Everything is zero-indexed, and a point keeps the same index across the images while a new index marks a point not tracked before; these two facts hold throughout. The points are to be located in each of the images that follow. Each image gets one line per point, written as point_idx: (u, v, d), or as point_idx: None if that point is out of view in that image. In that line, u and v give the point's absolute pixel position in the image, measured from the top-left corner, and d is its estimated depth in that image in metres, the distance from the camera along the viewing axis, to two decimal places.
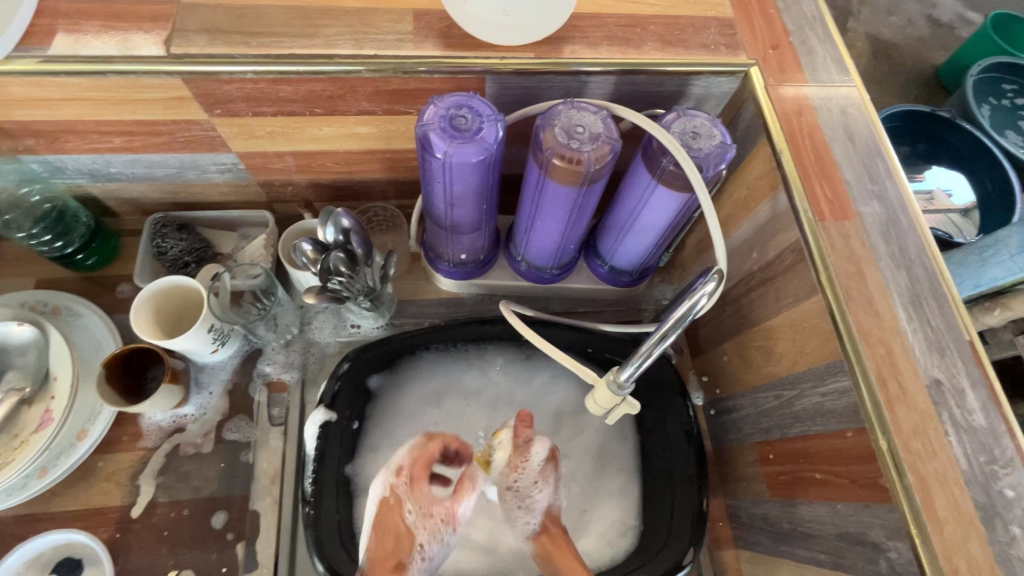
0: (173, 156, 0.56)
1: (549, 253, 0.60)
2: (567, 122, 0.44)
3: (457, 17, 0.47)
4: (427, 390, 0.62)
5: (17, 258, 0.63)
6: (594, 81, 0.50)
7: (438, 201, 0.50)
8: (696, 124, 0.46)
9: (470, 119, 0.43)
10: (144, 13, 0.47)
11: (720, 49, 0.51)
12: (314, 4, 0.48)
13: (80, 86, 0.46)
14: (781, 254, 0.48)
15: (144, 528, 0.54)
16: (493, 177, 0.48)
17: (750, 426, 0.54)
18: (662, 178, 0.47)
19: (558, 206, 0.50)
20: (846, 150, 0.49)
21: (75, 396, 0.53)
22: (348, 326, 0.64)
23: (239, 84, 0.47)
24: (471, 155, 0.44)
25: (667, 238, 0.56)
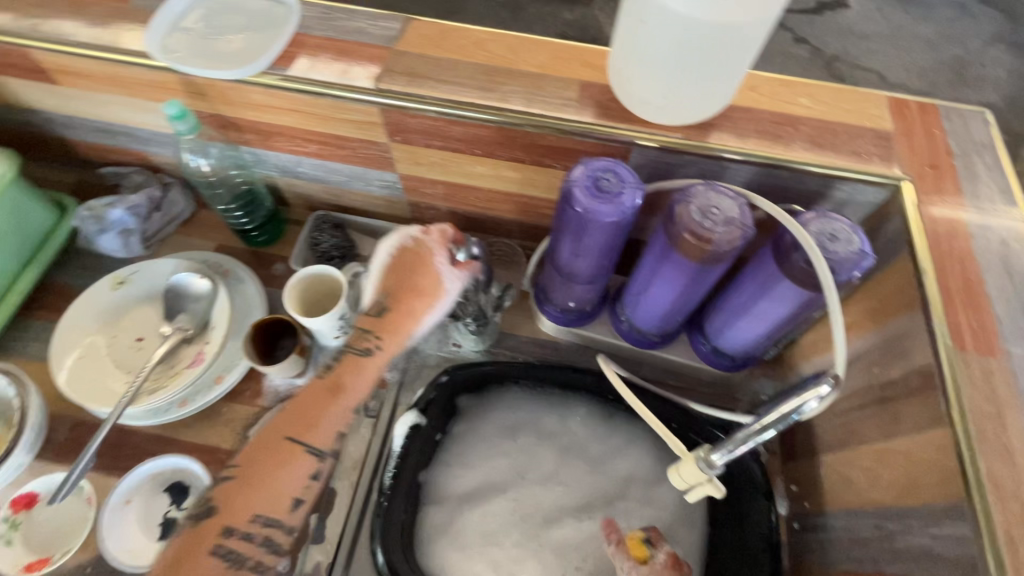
0: (349, 167, 0.66)
1: (652, 319, 0.61)
2: (704, 201, 0.46)
3: (620, 92, 0.52)
4: (508, 421, 0.65)
5: (208, 225, 0.76)
6: (735, 168, 0.52)
7: (563, 251, 0.54)
8: (835, 227, 0.46)
9: (613, 182, 0.47)
10: (364, 51, 0.57)
11: (872, 159, 0.51)
12: (498, 62, 0.56)
13: (303, 101, 0.57)
14: (907, 375, 0.46)
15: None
16: (621, 237, 0.51)
17: (838, 551, 0.50)
18: (789, 273, 0.47)
19: (676, 276, 0.52)
20: (1001, 283, 0.46)
21: (223, 345, 0.63)
22: (451, 342, 0.68)
23: (422, 119, 0.56)
24: (607, 216, 0.47)
25: (780, 330, 0.55)
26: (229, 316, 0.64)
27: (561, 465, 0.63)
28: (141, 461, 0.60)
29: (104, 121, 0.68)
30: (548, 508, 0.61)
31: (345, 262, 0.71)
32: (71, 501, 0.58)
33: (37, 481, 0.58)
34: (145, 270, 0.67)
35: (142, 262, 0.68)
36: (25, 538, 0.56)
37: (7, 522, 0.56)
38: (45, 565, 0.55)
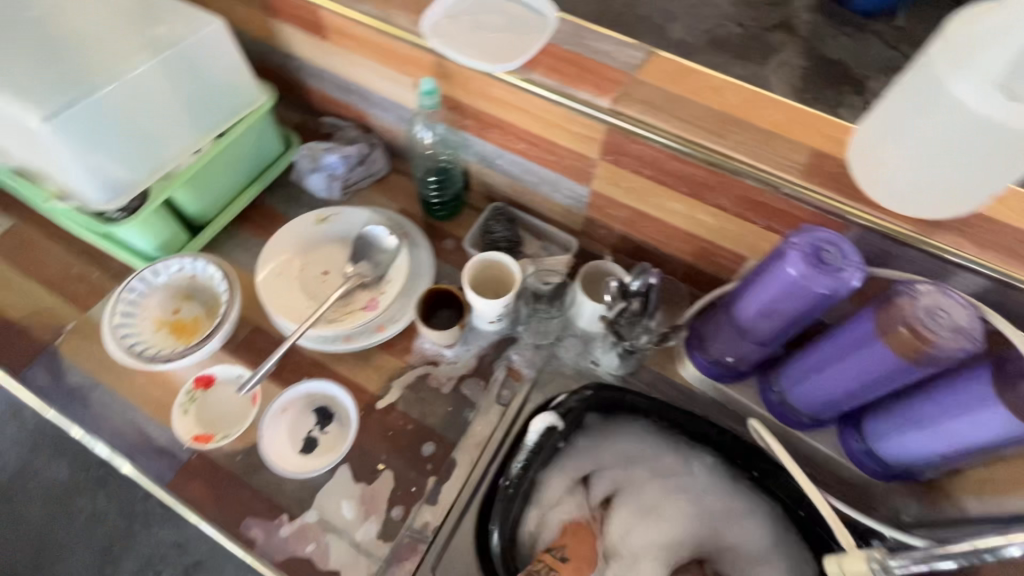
0: (546, 171, 0.70)
1: (809, 399, 0.59)
2: (932, 302, 0.45)
3: (857, 168, 0.52)
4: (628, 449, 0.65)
5: (396, 188, 0.84)
6: (961, 275, 0.50)
7: (751, 307, 0.54)
8: None
9: (837, 256, 0.47)
10: (605, 72, 0.60)
11: None
12: (733, 112, 0.57)
13: (537, 104, 0.61)
14: None
15: (379, 420, 0.66)
16: (820, 311, 0.50)
17: None
18: (1009, 400, 0.44)
19: (867, 365, 0.50)
20: None
21: (392, 299, 0.69)
22: (589, 359, 0.69)
23: (643, 147, 0.58)
24: (824, 292, 0.47)
25: (957, 456, 0.51)
26: (404, 275, 0.70)
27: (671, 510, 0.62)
28: (299, 378, 0.67)
29: (348, 79, 0.77)
30: (649, 547, 0.60)
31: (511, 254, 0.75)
32: (239, 394, 0.66)
33: (219, 367, 0.66)
34: (343, 215, 0.75)
35: (341, 207, 0.76)
36: (199, 413, 0.64)
37: (188, 394, 0.65)
38: (209, 441, 0.62)
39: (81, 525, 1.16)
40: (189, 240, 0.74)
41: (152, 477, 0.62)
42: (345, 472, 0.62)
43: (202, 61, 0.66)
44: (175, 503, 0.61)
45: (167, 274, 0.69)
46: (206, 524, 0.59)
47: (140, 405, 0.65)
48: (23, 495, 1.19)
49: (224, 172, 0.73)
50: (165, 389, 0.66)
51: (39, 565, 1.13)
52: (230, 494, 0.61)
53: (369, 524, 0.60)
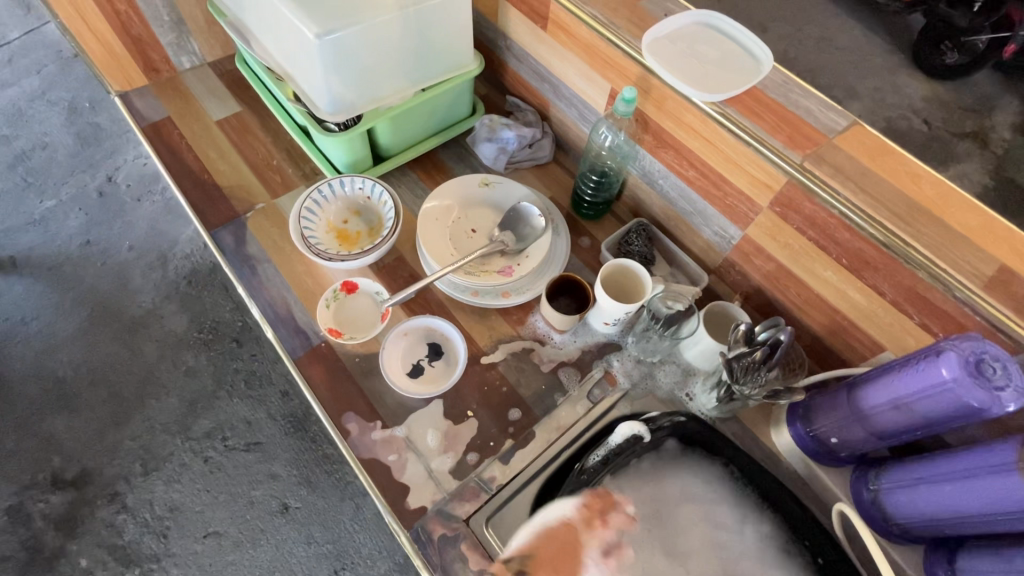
0: (704, 204, 0.73)
1: (904, 508, 0.57)
2: None
3: None
4: (696, 486, 0.65)
5: (552, 176, 0.89)
6: None
7: (882, 392, 0.54)
8: None
9: (998, 374, 0.46)
10: (803, 130, 0.61)
11: None
12: (923, 203, 0.56)
13: (724, 140, 0.64)
14: None
15: (479, 373, 0.71)
16: (957, 424, 0.49)
17: None
18: None
19: (988, 496, 0.48)
20: None
21: (527, 273, 0.75)
22: (684, 389, 0.72)
23: (817, 210, 0.59)
24: (974, 400, 0.46)
25: None
26: (542, 255, 0.76)
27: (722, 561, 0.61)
28: (423, 313, 0.75)
29: (548, 69, 0.83)
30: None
31: None
32: (373, 307, 0.74)
33: (364, 280, 0.75)
34: (507, 185, 0.82)
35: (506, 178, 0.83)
36: (337, 312, 0.73)
37: (333, 292, 0.74)
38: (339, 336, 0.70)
39: (180, 373, 1.33)
40: (371, 167, 0.84)
41: (286, 349, 0.71)
42: (438, 406, 0.68)
43: (443, 23, 0.75)
44: (296, 376, 0.70)
45: (350, 188, 0.79)
46: (316, 402, 0.68)
47: (293, 288, 0.76)
48: (145, 332, 1.38)
49: (419, 119, 0.83)
50: (316, 282, 0.76)
51: (139, 393, 1.31)
52: (342, 385, 0.69)
53: (445, 457, 0.65)
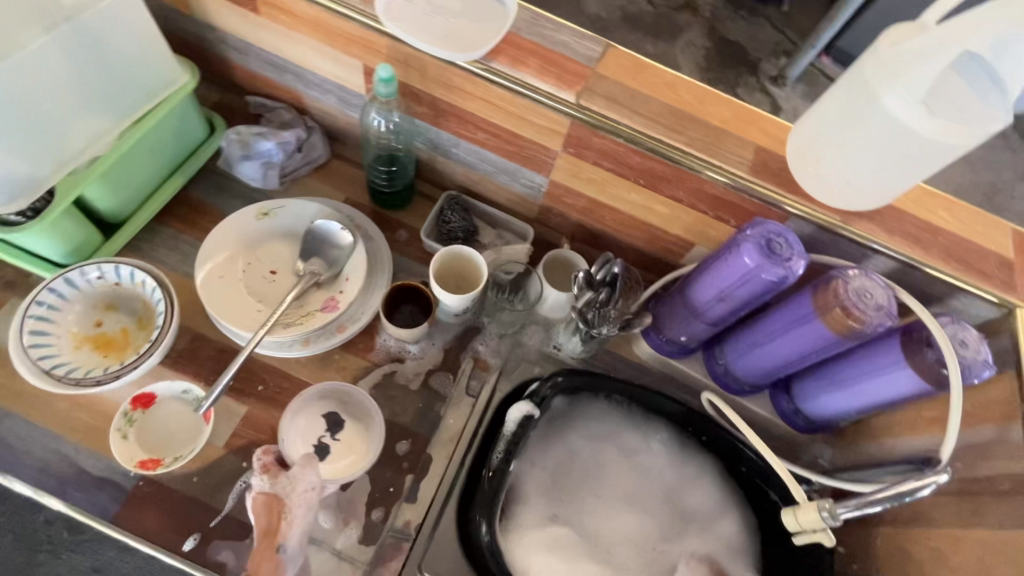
0: (503, 161, 0.70)
1: (748, 369, 0.66)
2: (859, 286, 0.53)
3: (795, 166, 0.57)
4: (596, 429, 0.69)
5: (340, 175, 0.79)
6: (876, 259, 0.58)
7: (707, 287, 0.60)
8: (963, 335, 0.53)
9: (784, 247, 0.53)
10: (567, 66, 0.61)
11: (996, 282, 0.57)
12: (686, 109, 0.60)
13: (498, 96, 0.61)
14: (992, 476, 0.52)
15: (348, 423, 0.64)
16: (768, 296, 0.57)
17: None
18: (916, 365, 0.53)
19: (803, 341, 0.58)
20: None
21: (355, 297, 0.66)
22: (551, 344, 0.72)
23: (606, 142, 0.60)
24: (776, 273, 0.53)
25: (866, 410, 0.60)
26: (363, 270, 0.67)
27: (642, 479, 0.67)
28: (255, 387, 0.63)
29: (282, 57, 0.70)
30: (633, 524, 0.65)
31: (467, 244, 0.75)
32: (188, 411, 0.60)
33: (160, 385, 0.60)
34: (291, 207, 0.70)
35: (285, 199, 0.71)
36: (142, 436, 0.59)
37: (126, 415, 0.59)
38: (157, 464, 0.57)
39: None
40: (105, 243, 0.65)
41: (94, 511, 0.56)
42: None
43: (119, 39, 0.57)
44: (124, 536, 0.56)
45: (85, 281, 0.61)
46: (166, 553, 0.55)
47: (66, 432, 0.58)
48: None
49: (142, 164, 0.65)
50: (97, 413, 0.59)
51: None
52: (189, 515, 0.57)
53: (349, 531, 0.59)
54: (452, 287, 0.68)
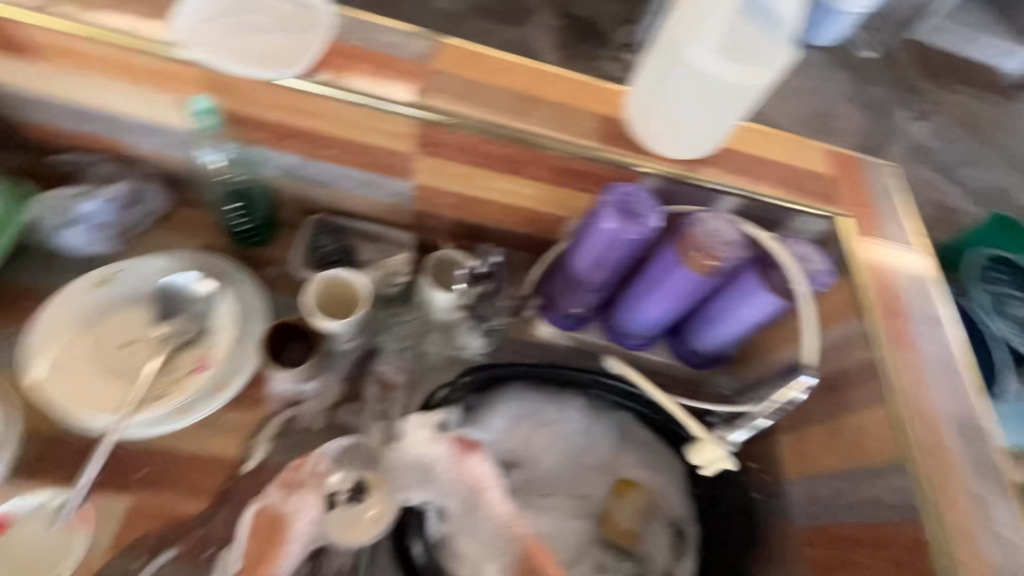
0: (362, 173, 0.67)
1: (639, 323, 0.69)
2: (709, 229, 0.57)
3: (632, 130, 0.61)
4: (514, 415, 0.69)
5: (187, 222, 0.71)
6: (724, 201, 0.63)
7: (582, 257, 0.61)
8: (800, 252, 0.60)
9: (638, 206, 0.57)
10: (402, 67, 0.59)
11: (820, 197, 0.64)
12: (528, 90, 0.62)
13: (331, 105, 0.58)
14: (851, 369, 0.59)
15: (250, 486, 0.58)
16: (637, 254, 0.60)
17: (797, 510, 0.64)
18: (773, 289, 0.59)
19: (678, 293, 0.62)
20: (908, 290, 0.61)
21: (229, 351, 0.61)
22: (454, 346, 0.70)
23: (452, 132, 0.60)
24: (637, 230, 0.56)
25: (743, 335, 0.67)
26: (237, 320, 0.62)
27: (567, 451, 0.70)
28: (133, 474, 0.56)
29: (79, 106, 0.62)
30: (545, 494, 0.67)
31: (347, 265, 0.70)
32: (55, 523, 0.53)
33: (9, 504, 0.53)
34: (133, 268, 0.63)
35: (127, 260, 0.64)
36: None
37: None
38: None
39: None
40: None
41: None
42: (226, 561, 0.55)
43: None
44: None
45: None
46: None
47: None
48: None
49: None
50: None
51: None
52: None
53: None
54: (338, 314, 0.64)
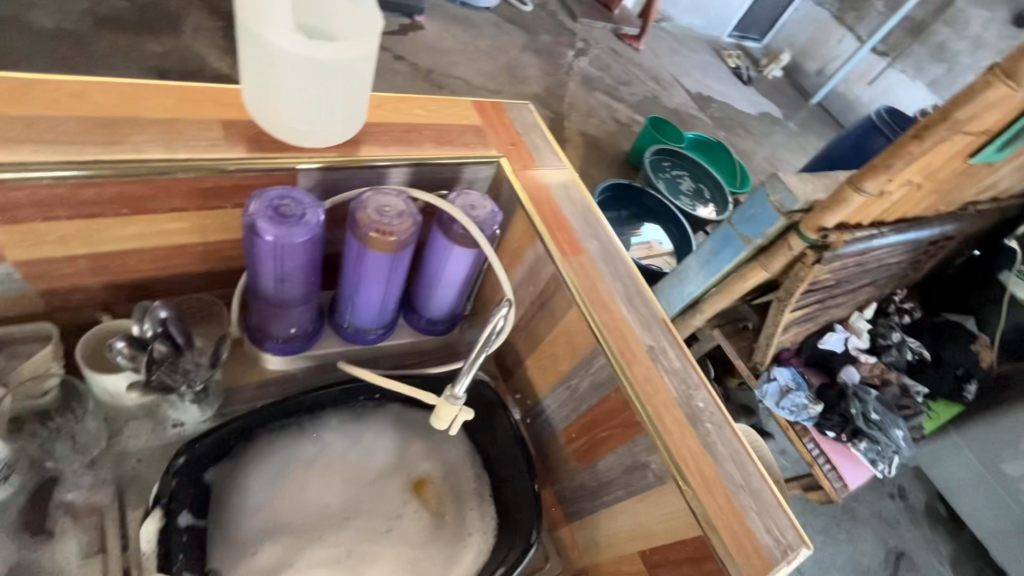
0: (120, 237, 0.77)
1: (437, 309, 1.01)
2: (378, 206, 0.79)
3: (267, 130, 0.79)
4: (266, 471, 0.86)
5: (73, 307, 0.84)
6: (391, 172, 0.89)
7: (351, 280, 0.88)
8: (471, 199, 0.88)
9: (293, 207, 0.72)
10: (102, 105, 0.73)
11: (477, 146, 0.97)
12: (225, 106, 0.81)
13: (65, 139, 0.67)
14: (547, 282, 0.93)
15: (135, 486, 0.79)
16: (316, 257, 0.79)
17: (557, 418, 0.96)
18: (456, 237, 0.87)
19: (376, 270, 0.85)
20: (572, 211, 0.98)
21: None
22: (291, 343, 0.92)
23: (206, 142, 0.76)
24: (367, 233, 0.78)
25: (463, 289, 0.98)
26: None
27: (333, 480, 0.91)
28: None
29: None
30: (417, 448, 0.97)
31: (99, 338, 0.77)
32: None
33: None
34: None
35: None
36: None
37: None
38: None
39: None
40: None
41: None
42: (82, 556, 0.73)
43: None
44: None
45: None
46: None
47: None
48: None
49: None
50: None
51: None
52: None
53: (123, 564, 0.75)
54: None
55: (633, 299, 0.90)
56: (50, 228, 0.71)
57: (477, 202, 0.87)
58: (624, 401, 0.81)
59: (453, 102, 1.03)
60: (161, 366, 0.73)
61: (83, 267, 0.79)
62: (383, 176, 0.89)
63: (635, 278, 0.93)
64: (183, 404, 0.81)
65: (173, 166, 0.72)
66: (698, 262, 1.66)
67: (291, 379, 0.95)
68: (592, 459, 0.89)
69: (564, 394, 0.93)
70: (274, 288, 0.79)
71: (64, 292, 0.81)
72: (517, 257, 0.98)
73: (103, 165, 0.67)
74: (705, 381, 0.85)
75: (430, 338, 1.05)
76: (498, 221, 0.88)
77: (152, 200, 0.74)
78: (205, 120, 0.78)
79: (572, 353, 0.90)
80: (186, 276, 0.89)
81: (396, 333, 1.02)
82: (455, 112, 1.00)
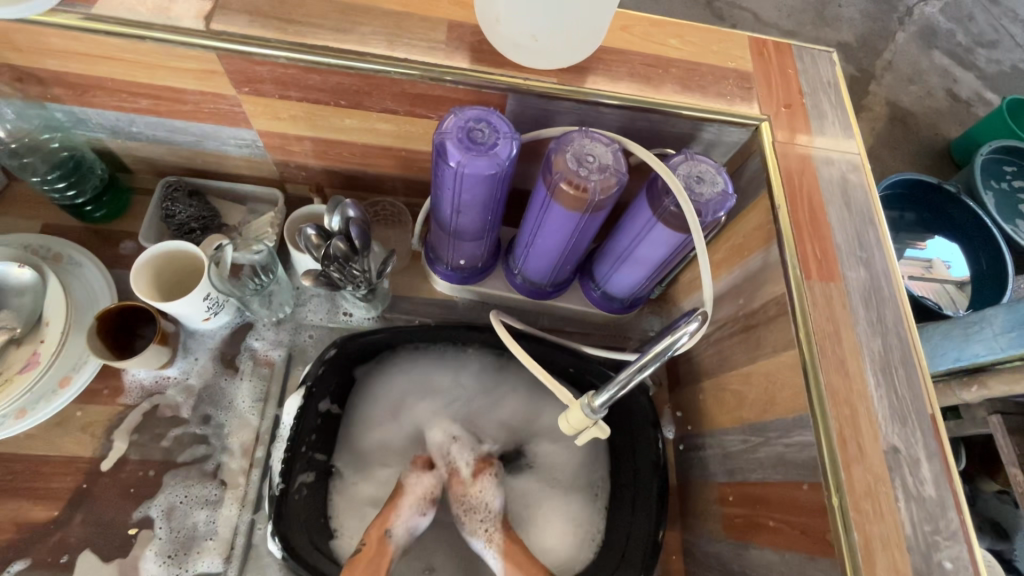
0: (335, 129, 0.79)
1: (616, 286, 0.86)
2: (579, 153, 0.65)
3: (489, 40, 0.69)
4: (402, 389, 0.87)
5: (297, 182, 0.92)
6: (611, 114, 0.72)
7: (530, 230, 0.78)
8: (701, 169, 0.67)
9: (486, 136, 0.63)
10: None
11: (735, 100, 0.73)
12: (456, 4, 0.72)
13: (304, 21, 0.67)
14: (766, 304, 0.68)
15: (300, 354, 0.87)
16: (498, 195, 0.69)
17: (716, 466, 0.76)
18: (666, 214, 0.68)
19: (557, 224, 0.72)
20: (842, 218, 0.69)
21: (62, 344, 0.76)
22: (459, 272, 0.88)
23: (427, 41, 0.69)
24: (557, 181, 0.66)
25: (654, 274, 0.80)
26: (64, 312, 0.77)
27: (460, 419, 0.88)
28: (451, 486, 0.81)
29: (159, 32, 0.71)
30: (551, 421, 0.88)
31: (302, 219, 0.85)
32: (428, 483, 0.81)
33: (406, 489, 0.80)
34: (77, 283, 0.83)
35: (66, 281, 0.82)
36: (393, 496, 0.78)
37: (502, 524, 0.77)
38: (399, 514, 0.75)
39: None
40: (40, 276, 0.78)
41: (106, 446, 0.78)
42: (247, 397, 0.83)
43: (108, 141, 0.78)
44: (109, 456, 0.77)
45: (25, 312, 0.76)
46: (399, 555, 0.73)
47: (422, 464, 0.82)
48: None
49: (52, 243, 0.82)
50: (109, 376, 0.81)
51: None
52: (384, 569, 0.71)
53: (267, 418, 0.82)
54: (177, 296, 0.79)
55: (891, 371, 0.61)
56: (285, 106, 0.75)
57: (708, 174, 0.66)
58: (821, 505, 0.57)
59: (724, 34, 0.78)
60: (336, 262, 0.75)
61: (306, 148, 0.84)
62: (601, 116, 0.73)
63: (906, 341, 0.63)
64: (354, 300, 0.86)
65: (388, 64, 0.67)
66: (1009, 315, 0.90)
67: (450, 307, 0.93)
68: (744, 540, 0.68)
69: (737, 447, 0.72)
70: (449, 217, 0.74)
71: (293, 166, 0.89)
72: (737, 256, 0.75)
73: (327, 52, 0.66)
74: (968, 535, 0.55)
75: (601, 313, 0.92)
76: (728, 206, 0.66)
77: (363, 96, 0.72)
78: (432, 19, 0.71)
79: (764, 404, 0.67)
80: (387, 178, 0.89)
81: (565, 295, 0.91)
82: (720, 49, 0.77)
